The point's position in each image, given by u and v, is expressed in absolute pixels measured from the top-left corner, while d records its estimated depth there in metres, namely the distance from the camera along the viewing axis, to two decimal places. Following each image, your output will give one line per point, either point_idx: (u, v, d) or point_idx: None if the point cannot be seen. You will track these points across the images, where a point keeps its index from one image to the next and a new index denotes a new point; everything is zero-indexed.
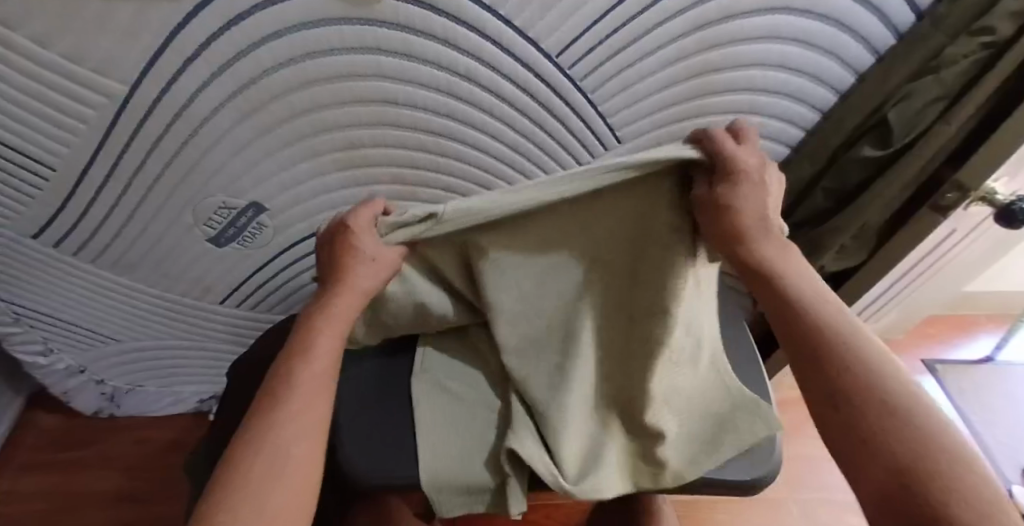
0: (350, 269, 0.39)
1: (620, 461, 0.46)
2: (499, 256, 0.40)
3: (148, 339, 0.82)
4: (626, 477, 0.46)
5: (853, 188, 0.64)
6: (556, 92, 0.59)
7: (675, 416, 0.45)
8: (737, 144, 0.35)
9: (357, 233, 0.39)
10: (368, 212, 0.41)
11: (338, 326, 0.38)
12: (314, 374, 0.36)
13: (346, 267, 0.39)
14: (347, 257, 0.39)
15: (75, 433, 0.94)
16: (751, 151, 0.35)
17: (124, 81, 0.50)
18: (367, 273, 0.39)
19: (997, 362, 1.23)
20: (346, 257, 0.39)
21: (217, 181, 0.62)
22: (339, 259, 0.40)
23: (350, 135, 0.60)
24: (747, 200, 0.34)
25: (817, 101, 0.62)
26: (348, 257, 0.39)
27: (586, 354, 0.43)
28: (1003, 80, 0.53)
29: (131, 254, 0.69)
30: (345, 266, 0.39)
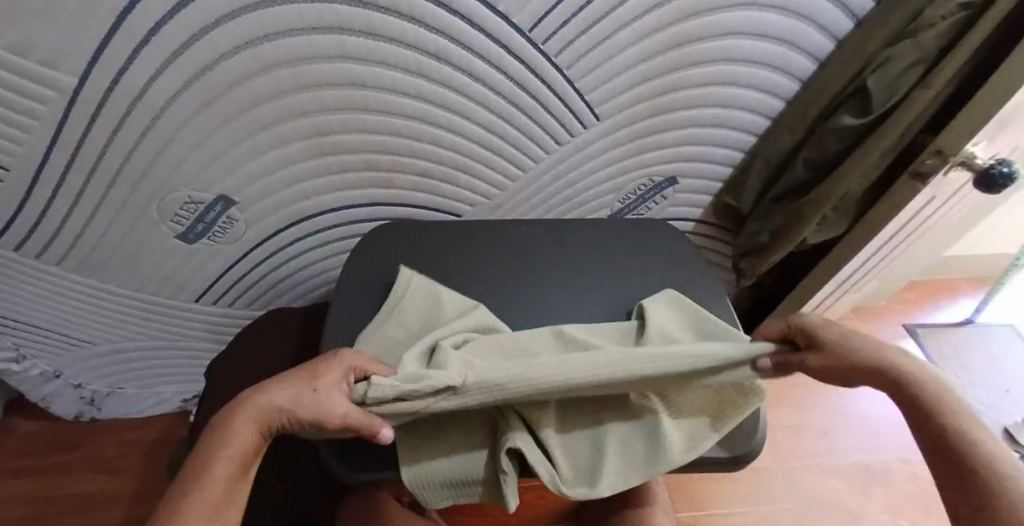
0: (275, 398, 0.34)
1: (620, 453, 0.44)
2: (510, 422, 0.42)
3: (125, 340, 0.80)
4: (631, 469, 0.44)
5: (834, 157, 0.59)
6: (530, 68, 0.57)
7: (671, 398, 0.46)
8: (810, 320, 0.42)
9: (324, 362, 0.37)
10: (352, 352, 0.39)
11: (237, 439, 0.33)
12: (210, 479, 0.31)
13: (274, 395, 0.35)
14: (291, 387, 0.35)
15: (55, 439, 0.91)
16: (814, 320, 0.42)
17: (73, 72, 0.47)
18: (294, 404, 0.34)
19: (976, 324, 1.25)
20: (293, 385, 0.35)
21: (183, 174, 0.59)
22: (273, 387, 0.35)
23: (317, 121, 0.58)
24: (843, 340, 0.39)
25: (795, 70, 0.63)
26: (293, 385, 0.35)
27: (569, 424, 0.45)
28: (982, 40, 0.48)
29: (98, 254, 0.66)
30: (272, 393, 0.35)
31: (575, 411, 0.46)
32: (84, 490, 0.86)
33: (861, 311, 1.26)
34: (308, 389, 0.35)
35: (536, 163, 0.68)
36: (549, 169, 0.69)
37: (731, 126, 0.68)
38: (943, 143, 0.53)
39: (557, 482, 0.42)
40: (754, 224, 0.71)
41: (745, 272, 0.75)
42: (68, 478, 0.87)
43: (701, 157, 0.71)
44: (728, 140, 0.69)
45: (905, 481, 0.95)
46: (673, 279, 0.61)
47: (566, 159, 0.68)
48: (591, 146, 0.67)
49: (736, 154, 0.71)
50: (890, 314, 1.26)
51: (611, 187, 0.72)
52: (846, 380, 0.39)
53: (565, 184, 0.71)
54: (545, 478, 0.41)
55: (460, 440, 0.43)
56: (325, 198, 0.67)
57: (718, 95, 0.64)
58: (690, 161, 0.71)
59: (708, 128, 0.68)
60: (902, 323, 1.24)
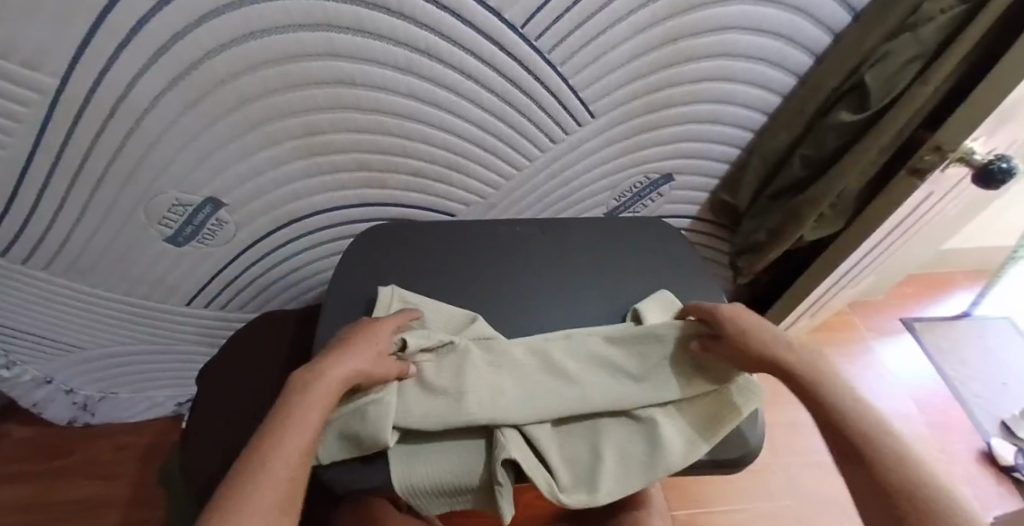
0: (352, 350, 0.42)
1: (619, 459, 0.44)
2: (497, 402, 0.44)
3: (116, 344, 0.79)
4: (631, 474, 0.44)
5: (831, 154, 0.59)
6: (523, 65, 0.56)
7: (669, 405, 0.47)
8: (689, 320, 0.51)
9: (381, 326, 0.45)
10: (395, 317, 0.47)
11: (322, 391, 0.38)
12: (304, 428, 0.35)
13: (350, 348, 0.42)
14: (357, 342, 0.43)
15: (47, 444, 0.90)
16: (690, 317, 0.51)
17: (54, 73, 0.46)
18: (369, 352, 0.42)
19: (974, 317, 1.25)
20: (357, 339, 0.43)
21: (170, 176, 0.58)
22: (341, 345, 0.42)
23: (307, 121, 0.57)
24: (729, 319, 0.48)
25: (792, 65, 0.62)
26: (359, 339, 0.43)
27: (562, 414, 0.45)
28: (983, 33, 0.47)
29: (86, 258, 0.65)
30: (345, 346, 0.42)
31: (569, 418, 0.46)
32: (78, 496, 0.86)
33: (858, 306, 1.26)
34: (374, 340, 0.44)
35: (531, 161, 0.67)
36: (544, 167, 0.68)
37: (727, 122, 0.67)
38: (943, 139, 0.52)
39: (555, 491, 0.42)
40: (751, 222, 0.71)
41: (743, 270, 0.75)
42: (61, 484, 0.87)
43: (698, 154, 0.70)
44: (725, 136, 0.69)
45: None
46: (668, 279, 0.61)
47: (561, 157, 0.67)
48: (586, 143, 0.66)
49: (732, 151, 0.70)
50: (887, 308, 1.26)
51: (607, 185, 0.72)
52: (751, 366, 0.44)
53: (561, 183, 0.70)
54: (541, 486, 0.42)
55: (458, 450, 0.44)
56: (317, 199, 0.66)
57: (714, 91, 0.63)
58: (686, 158, 0.70)
59: (704, 124, 0.67)
60: (900, 317, 1.24)
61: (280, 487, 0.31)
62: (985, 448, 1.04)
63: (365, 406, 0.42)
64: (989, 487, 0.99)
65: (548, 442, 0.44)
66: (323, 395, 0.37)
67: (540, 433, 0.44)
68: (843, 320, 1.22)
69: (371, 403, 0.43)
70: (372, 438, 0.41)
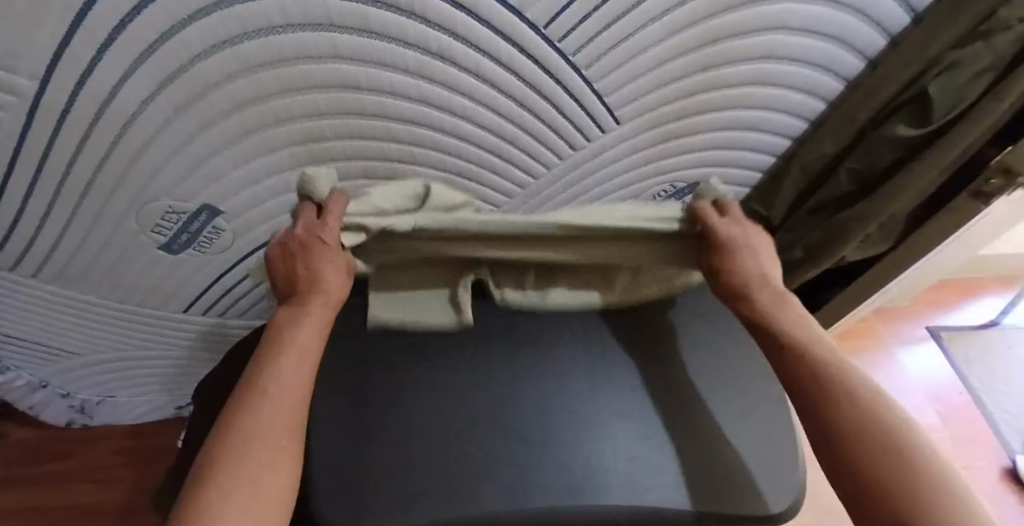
0: (314, 269, 0.42)
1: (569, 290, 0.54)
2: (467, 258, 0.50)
3: (112, 351, 0.77)
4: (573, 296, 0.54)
5: (883, 170, 0.54)
6: (543, 68, 0.51)
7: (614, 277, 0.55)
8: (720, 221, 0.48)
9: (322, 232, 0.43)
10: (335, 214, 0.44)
11: (308, 331, 0.40)
12: (293, 371, 0.37)
13: (313, 270, 0.43)
14: (311, 258, 0.43)
15: (44, 447, 0.88)
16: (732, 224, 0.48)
17: (31, 76, 0.42)
18: (331, 263, 0.43)
19: (1002, 326, 1.20)
20: (309, 254, 0.43)
21: (161, 183, 0.54)
22: (301, 268, 0.43)
23: (307, 127, 0.53)
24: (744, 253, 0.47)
25: (841, 69, 0.57)
26: (311, 254, 0.43)
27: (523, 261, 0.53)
28: None
29: (76, 265, 0.62)
30: (306, 266, 0.42)
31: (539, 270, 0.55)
32: (79, 501, 0.84)
33: (881, 312, 1.21)
34: (325, 243, 0.43)
35: (549, 169, 0.62)
36: (562, 175, 0.63)
37: (765, 130, 0.62)
38: (1012, 161, 0.47)
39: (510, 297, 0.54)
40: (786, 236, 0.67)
41: None
42: (63, 488, 0.85)
43: (730, 162, 0.65)
44: (760, 143, 0.64)
45: None
46: (693, 303, 0.57)
47: (582, 164, 0.62)
48: (610, 151, 0.61)
49: (767, 159, 0.65)
50: (911, 315, 1.21)
51: (629, 194, 0.67)
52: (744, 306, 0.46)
53: (580, 191, 0.65)
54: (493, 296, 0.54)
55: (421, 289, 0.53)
56: None
57: (752, 96, 0.58)
58: (717, 167, 0.65)
59: (738, 131, 0.62)
60: (925, 325, 1.19)
61: (280, 420, 0.34)
62: (1011, 465, 1.00)
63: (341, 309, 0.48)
64: (1012, 506, 0.95)
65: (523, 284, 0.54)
66: (310, 326, 0.40)
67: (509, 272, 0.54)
68: (865, 327, 1.17)
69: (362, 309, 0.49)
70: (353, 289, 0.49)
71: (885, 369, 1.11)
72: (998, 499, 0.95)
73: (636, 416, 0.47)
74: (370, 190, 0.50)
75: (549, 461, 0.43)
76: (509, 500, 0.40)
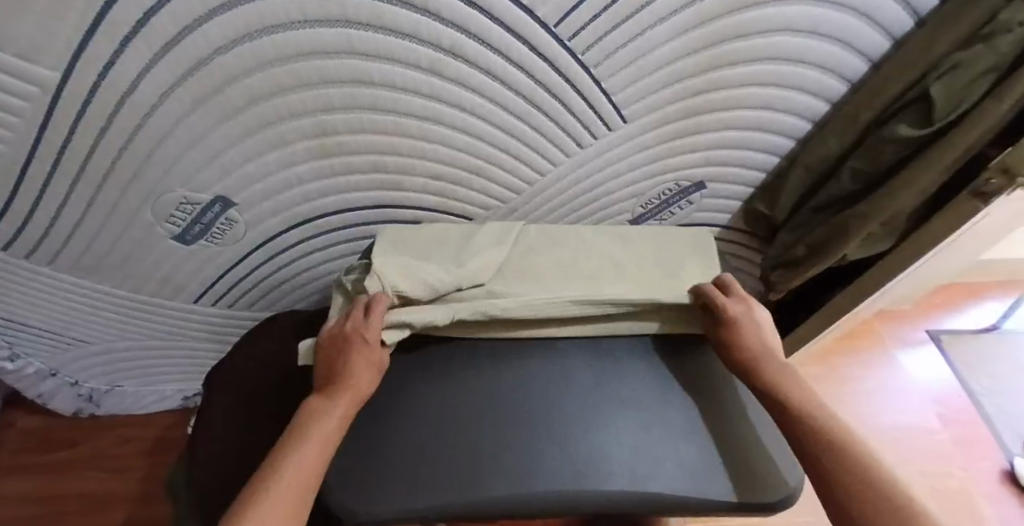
0: (350, 367, 0.45)
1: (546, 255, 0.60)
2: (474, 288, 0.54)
3: (122, 340, 0.78)
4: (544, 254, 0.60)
5: (887, 169, 0.54)
6: (553, 67, 0.52)
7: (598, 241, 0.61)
8: (728, 299, 0.51)
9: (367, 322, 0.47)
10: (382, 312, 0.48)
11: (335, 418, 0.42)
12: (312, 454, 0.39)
13: (349, 365, 0.45)
14: (351, 351, 0.46)
15: (52, 436, 0.89)
16: (738, 301, 0.51)
17: (55, 67, 0.42)
18: (365, 361, 0.45)
19: (1002, 330, 1.21)
20: (351, 347, 0.46)
21: (176, 174, 0.55)
22: (341, 362, 0.45)
23: (319, 121, 0.54)
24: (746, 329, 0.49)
25: (846, 71, 0.58)
26: (354, 348, 0.46)
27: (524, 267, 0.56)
28: None
29: (90, 255, 0.63)
30: (345, 359, 0.45)
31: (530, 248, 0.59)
32: (88, 489, 0.85)
33: (881, 315, 1.21)
34: (368, 342, 0.46)
35: (555, 166, 0.63)
36: (569, 173, 0.64)
37: (769, 130, 0.63)
38: (1011, 162, 0.47)
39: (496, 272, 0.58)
40: (789, 235, 0.68)
41: (775, 285, 0.71)
42: (72, 476, 0.86)
43: (734, 162, 0.66)
44: (764, 144, 0.65)
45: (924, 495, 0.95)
46: None
47: (588, 162, 0.63)
48: (616, 149, 0.62)
49: (773, 158, 0.67)
50: (912, 319, 1.21)
51: (634, 192, 0.68)
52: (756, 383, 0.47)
53: (585, 189, 0.66)
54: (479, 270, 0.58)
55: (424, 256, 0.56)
56: (329, 200, 0.63)
57: (756, 97, 0.59)
58: (721, 166, 0.66)
59: (743, 131, 0.63)
60: (925, 328, 1.20)
61: (286, 500, 0.35)
62: (1010, 468, 1.00)
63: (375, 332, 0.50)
64: (1013, 508, 0.95)
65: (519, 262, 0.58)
66: (335, 417, 0.42)
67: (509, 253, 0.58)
68: (864, 330, 1.18)
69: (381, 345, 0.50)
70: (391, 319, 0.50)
71: (884, 372, 1.12)
72: (999, 501, 0.96)
73: (639, 405, 0.48)
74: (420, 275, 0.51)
75: (554, 448, 0.44)
76: (515, 487, 0.42)
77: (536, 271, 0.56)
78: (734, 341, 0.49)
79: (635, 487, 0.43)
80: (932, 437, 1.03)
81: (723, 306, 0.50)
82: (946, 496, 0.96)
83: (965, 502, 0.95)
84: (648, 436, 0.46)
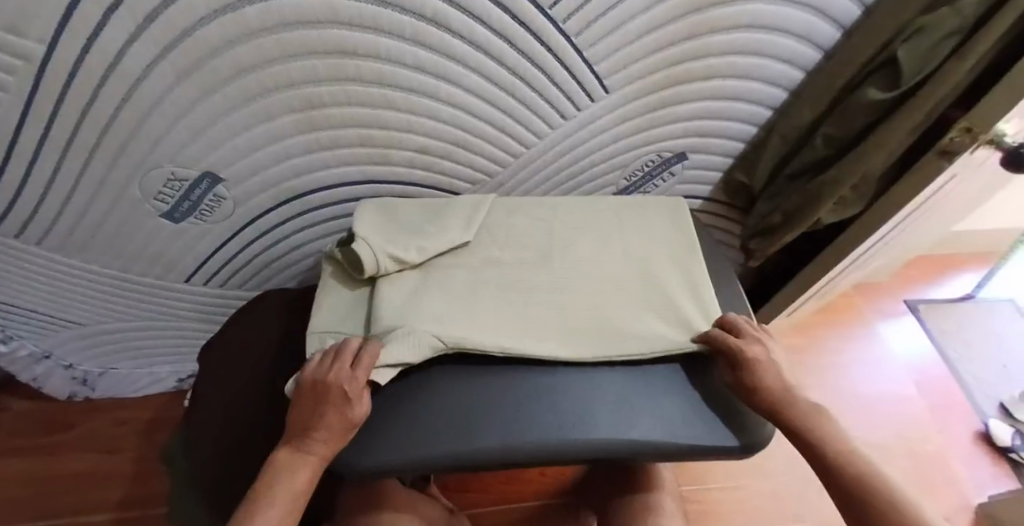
0: (321, 425, 0.41)
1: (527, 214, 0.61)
2: (460, 273, 0.54)
3: (114, 321, 0.78)
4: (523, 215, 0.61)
5: (858, 134, 0.56)
6: (535, 37, 0.53)
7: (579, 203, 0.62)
8: (743, 342, 0.47)
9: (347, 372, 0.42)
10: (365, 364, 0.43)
11: (300, 478, 0.41)
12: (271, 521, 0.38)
13: (321, 424, 0.42)
14: (326, 408, 0.42)
15: (47, 418, 0.90)
16: (754, 344, 0.48)
17: (39, 39, 0.43)
18: (337, 423, 0.41)
19: (977, 299, 1.25)
20: (326, 402, 0.42)
21: (164, 149, 0.56)
22: (314, 416, 0.42)
23: (305, 93, 0.54)
24: (766, 374, 0.46)
25: (819, 38, 0.60)
26: (329, 404, 0.42)
27: (511, 248, 0.56)
28: (1014, 23, 0.44)
29: (80, 233, 0.63)
30: (318, 414, 0.42)
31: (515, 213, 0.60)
32: (85, 469, 0.85)
33: (862, 287, 1.25)
34: (343, 403, 0.42)
35: (540, 138, 0.64)
36: (552, 146, 0.66)
37: (746, 99, 0.65)
38: (975, 121, 0.48)
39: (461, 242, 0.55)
40: (766, 203, 0.70)
41: (756, 251, 0.73)
42: (68, 456, 0.86)
43: (713, 133, 0.68)
44: (742, 114, 0.66)
45: (900, 458, 0.99)
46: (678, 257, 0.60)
47: (572, 135, 0.65)
48: (599, 120, 0.63)
49: (751, 128, 0.68)
50: (891, 290, 1.25)
51: (617, 164, 0.70)
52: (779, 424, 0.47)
53: (570, 161, 0.68)
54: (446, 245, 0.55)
55: (388, 228, 0.55)
56: (318, 175, 0.64)
57: (734, 66, 0.61)
58: (703, 136, 0.68)
59: (722, 101, 0.64)
60: (904, 299, 1.23)
61: None
62: (984, 429, 1.04)
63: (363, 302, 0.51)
64: (985, 468, 0.99)
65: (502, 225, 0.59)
66: (301, 477, 0.41)
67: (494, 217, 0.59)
68: (845, 302, 1.21)
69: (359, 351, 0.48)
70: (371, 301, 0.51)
71: (863, 341, 1.15)
72: (973, 462, 1.00)
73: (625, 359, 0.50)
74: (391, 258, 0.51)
75: (536, 406, 0.46)
76: (501, 439, 0.43)
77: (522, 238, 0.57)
78: (761, 387, 0.46)
79: (612, 434, 0.44)
80: (909, 401, 1.07)
81: (743, 350, 0.46)
82: (922, 458, 0.99)
83: (941, 463, 0.99)
84: (625, 390, 0.47)
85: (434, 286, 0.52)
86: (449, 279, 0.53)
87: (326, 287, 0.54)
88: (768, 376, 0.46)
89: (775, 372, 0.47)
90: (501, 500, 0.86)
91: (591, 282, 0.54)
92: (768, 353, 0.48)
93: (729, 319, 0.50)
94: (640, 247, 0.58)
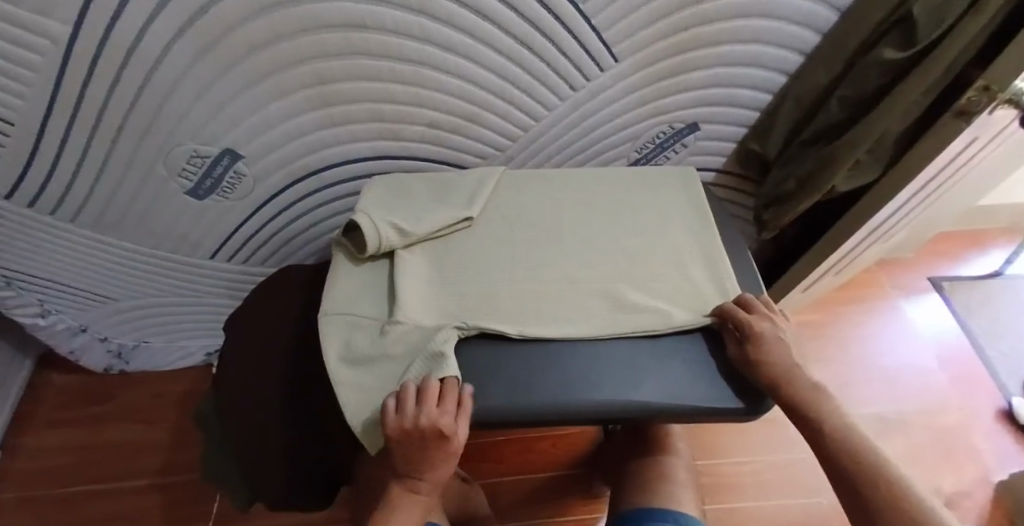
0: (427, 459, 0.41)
1: (539, 180, 0.61)
2: (471, 242, 0.54)
3: (144, 296, 0.82)
4: (536, 181, 0.61)
5: (872, 95, 0.56)
6: (542, 6, 0.53)
7: (592, 173, 0.63)
8: (752, 317, 0.45)
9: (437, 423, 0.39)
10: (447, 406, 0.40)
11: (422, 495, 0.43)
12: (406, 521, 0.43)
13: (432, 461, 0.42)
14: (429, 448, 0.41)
15: (87, 390, 0.95)
16: (765, 321, 0.45)
17: (66, 20, 0.45)
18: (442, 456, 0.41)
19: (1006, 275, 1.21)
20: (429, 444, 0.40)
21: (185, 127, 0.58)
22: (423, 460, 0.42)
23: (316, 68, 0.55)
24: (773, 351, 0.45)
25: (835, 1, 0.58)
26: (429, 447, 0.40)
27: (520, 216, 0.57)
28: None
29: (110, 211, 0.66)
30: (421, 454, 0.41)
31: (524, 183, 0.61)
32: (121, 439, 0.90)
33: (884, 263, 1.23)
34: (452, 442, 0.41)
35: (551, 111, 0.65)
36: (562, 118, 0.66)
37: (758, 67, 0.64)
38: (995, 77, 0.47)
39: (468, 222, 0.55)
40: (779, 172, 0.70)
41: (770, 223, 0.73)
42: (105, 427, 0.91)
43: (725, 101, 0.68)
44: (755, 80, 0.66)
45: (917, 432, 0.98)
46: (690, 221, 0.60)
47: (582, 106, 0.65)
48: (607, 91, 0.64)
49: (765, 96, 0.68)
50: (914, 266, 1.22)
51: (628, 137, 0.70)
52: (781, 402, 0.45)
53: (580, 132, 0.68)
54: (455, 226, 0.55)
55: (396, 208, 0.56)
56: (331, 152, 0.66)
57: (746, 32, 0.60)
58: (714, 106, 0.68)
59: (734, 68, 0.64)
60: (928, 276, 1.20)
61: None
62: (1008, 405, 1.02)
63: (379, 268, 0.53)
64: (1008, 444, 0.97)
65: (512, 192, 0.59)
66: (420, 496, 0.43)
67: (501, 188, 0.60)
68: (866, 278, 1.20)
69: (374, 317, 0.48)
70: (384, 272, 0.52)
71: (883, 318, 1.14)
72: (995, 438, 0.98)
73: None
74: (397, 232, 0.52)
75: (540, 368, 0.45)
76: (505, 395, 0.44)
77: (530, 206, 0.58)
78: (766, 362, 0.44)
79: (619, 396, 0.44)
80: (928, 377, 1.05)
81: (751, 325, 0.44)
82: (941, 433, 0.98)
83: (959, 436, 0.98)
84: (633, 353, 0.46)
85: (447, 261, 0.53)
86: (460, 250, 0.54)
87: (334, 268, 0.53)
88: (773, 353, 0.45)
89: (783, 349, 0.45)
90: (515, 472, 0.88)
91: (603, 249, 0.54)
92: (778, 330, 0.46)
93: (744, 296, 0.48)
94: (653, 215, 0.58)
